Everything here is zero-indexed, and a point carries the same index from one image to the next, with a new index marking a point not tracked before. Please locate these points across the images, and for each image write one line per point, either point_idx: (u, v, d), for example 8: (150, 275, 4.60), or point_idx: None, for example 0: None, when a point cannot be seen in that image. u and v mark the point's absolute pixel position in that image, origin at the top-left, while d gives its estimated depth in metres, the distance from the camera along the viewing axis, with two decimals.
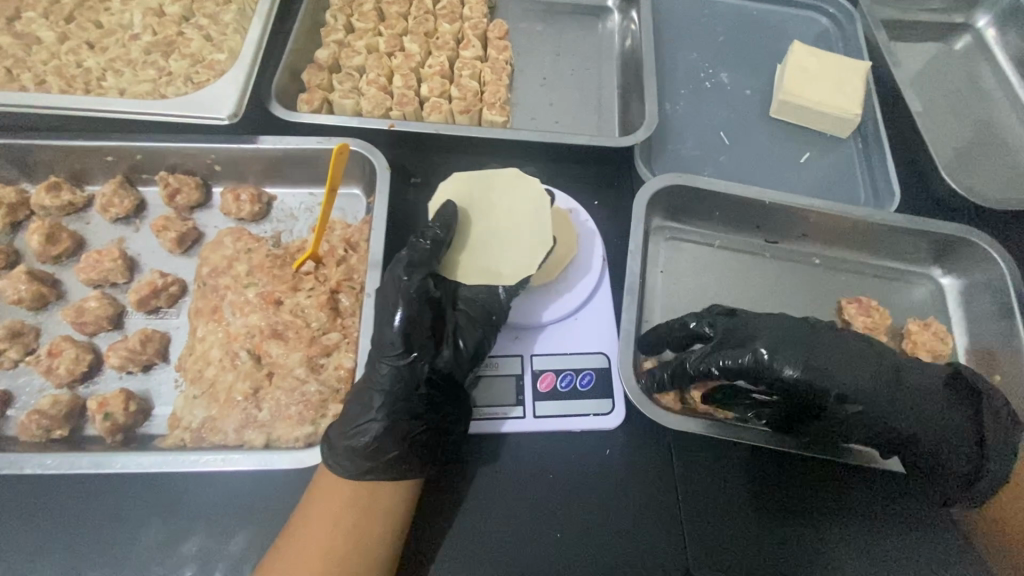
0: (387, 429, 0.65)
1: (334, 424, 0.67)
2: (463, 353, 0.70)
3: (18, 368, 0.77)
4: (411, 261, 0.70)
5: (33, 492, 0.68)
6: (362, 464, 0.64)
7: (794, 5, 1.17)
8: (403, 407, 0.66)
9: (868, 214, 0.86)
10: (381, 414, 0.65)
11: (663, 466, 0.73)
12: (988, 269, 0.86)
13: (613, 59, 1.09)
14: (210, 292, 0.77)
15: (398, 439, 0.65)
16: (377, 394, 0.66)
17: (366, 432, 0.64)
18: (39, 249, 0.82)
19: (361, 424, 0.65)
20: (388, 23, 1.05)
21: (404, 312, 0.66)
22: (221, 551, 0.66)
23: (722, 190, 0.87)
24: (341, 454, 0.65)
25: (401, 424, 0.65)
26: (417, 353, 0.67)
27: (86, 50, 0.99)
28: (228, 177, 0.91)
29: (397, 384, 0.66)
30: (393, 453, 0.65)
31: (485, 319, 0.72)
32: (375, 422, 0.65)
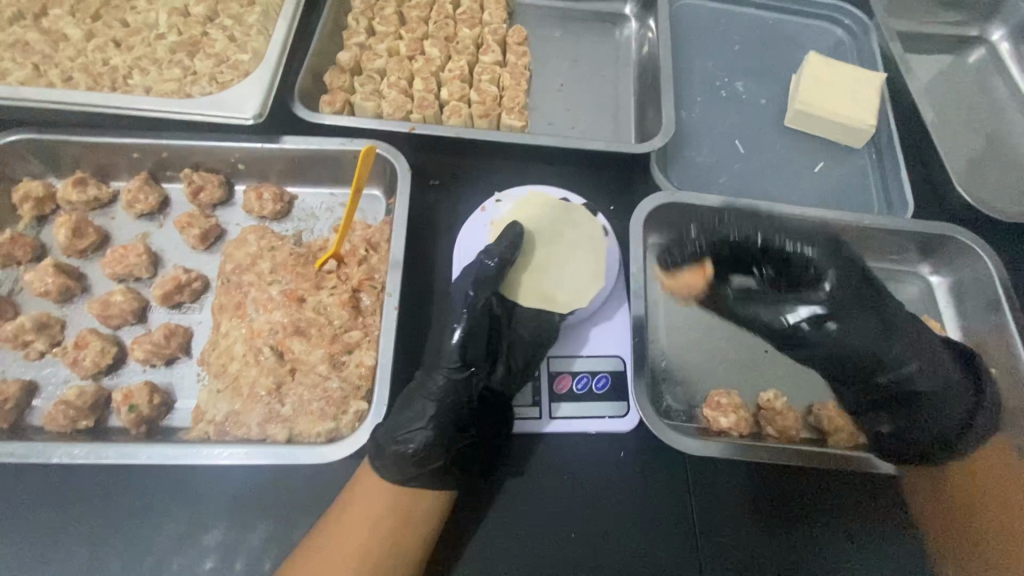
0: (438, 439, 0.67)
1: (376, 428, 0.68)
2: (514, 372, 0.74)
3: (44, 359, 0.79)
4: (479, 281, 0.74)
5: (59, 481, 0.69)
6: (410, 471, 0.66)
7: (809, 16, 1.18)
8: (452, 419, 0.69)
9: (863, 218, 0.88)
10: (432, 423, 0.67)
11: (677, 469, 0.75)
12: (975, 267, 0.88)
13: (630, 66, 1.11)
14: (234, 288, 0.78)
15: (446, 449, 0.67)
16: (431, 403, 0.68)
17: (414, 440, 0.66)
18: (66, 243, 0.84)
19: (410, 431, 0.67)
20: (409, 26, 1.06)
21: (464, 327, 0.71)
22: (243, 543, 0.67)
23: (712, 206, 0.87)
24: (386, 458, 0.66)
25: (451, 435, 0.68)
26: (474, 368, 0.71)
27: (112, 48, 1.01)
28: (251, 175, 0.93)
29: (452, 395, 0.69)
30: (438, 463, 0.67)
31: (536, 341, 0.76)
32: (424, 430, 0.67)
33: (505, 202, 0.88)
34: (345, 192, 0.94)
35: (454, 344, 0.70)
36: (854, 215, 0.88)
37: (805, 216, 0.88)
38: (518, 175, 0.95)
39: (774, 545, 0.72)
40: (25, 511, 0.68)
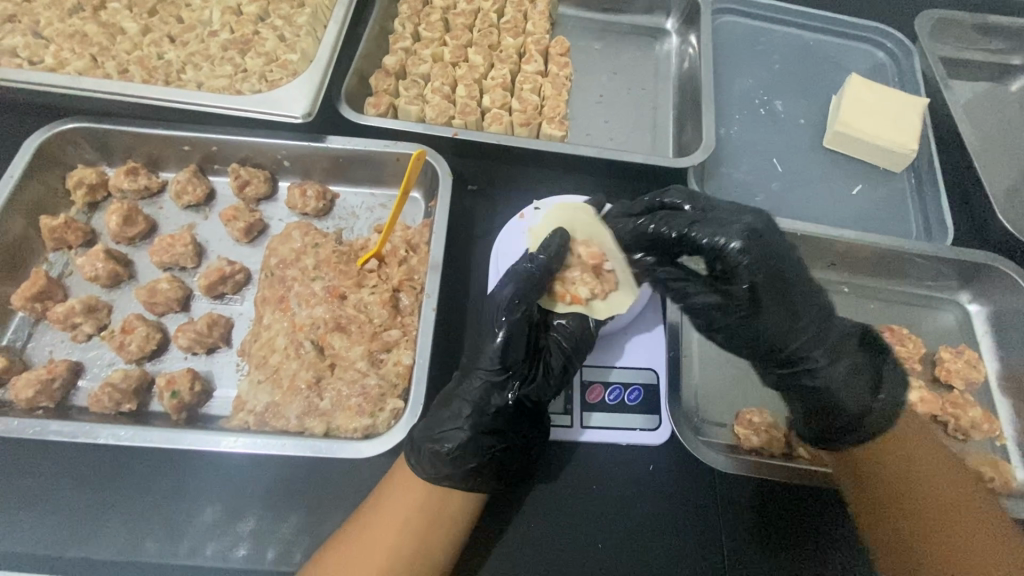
0: (471, 440, 0.67)
1: (415, 425, 0.70)
2: (553, 379, 0.72)
3: (90, 342, 0.81)
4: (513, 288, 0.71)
5: (101, 462, 0.71)
6: (444, 469, 0.66)
7: (851, 38, 1.18)
8: (488, 423, 0.68)
9: (903, 244, 0.88)
10: (468, 424, 0.68)
11: (704, 485, 0.74)
12: (1016, 300, 0.87)
13: (669, 81, 1.11)
14: (278, 283, 0.81)
15: (480, 450, 0.67)
16: (468, 405, 0.69)
17: (451, 438, 0.67)
18: (116, 230, 0.87)
19: (449, 430, 0.67)
20: (453, 33, 1.08)
21: (502, 334, 0.69)
22: (276, 532, 0.68)
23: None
24: (424, 456, 0.66)
25: (487, 438, 0.68)
26: (513, 372, 0.70)
27: (167, 43, 1.04)
28: (295, 173, 0.95)
29: (489, 398, 0.69)
30: (474, 464, 0.67)
31: (574, 348, 0.73)
32: (461, 430, 0.67)
33: (544, 210, 0.88)
34: (385, 193, 0.96)
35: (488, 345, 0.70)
36: (892, 240, 0.88)
37: (843, 237, 0.88)
38: (556, 183, 0.95)
39: (786, 557, 0.71)
40: (67, 489, 0.69)
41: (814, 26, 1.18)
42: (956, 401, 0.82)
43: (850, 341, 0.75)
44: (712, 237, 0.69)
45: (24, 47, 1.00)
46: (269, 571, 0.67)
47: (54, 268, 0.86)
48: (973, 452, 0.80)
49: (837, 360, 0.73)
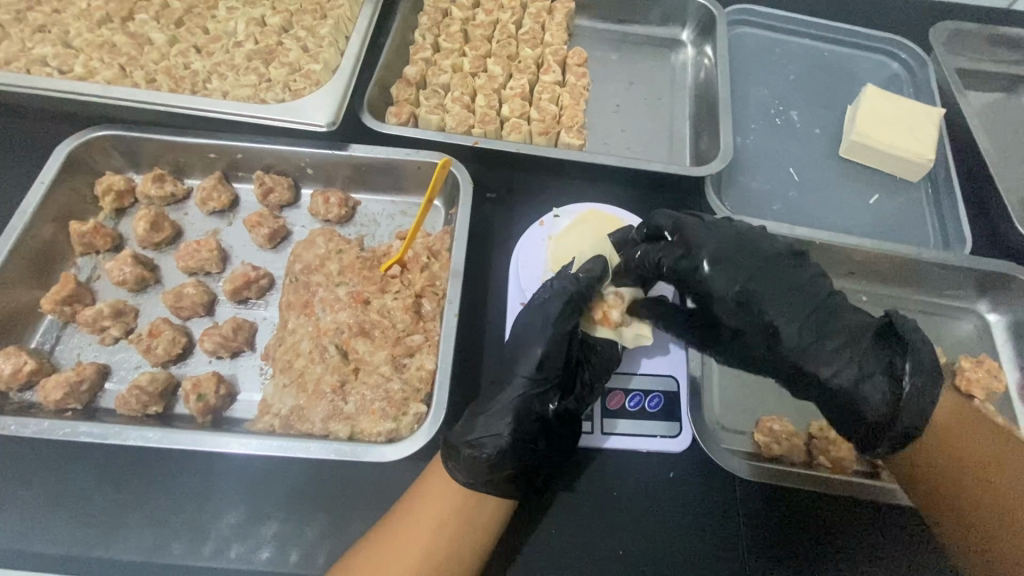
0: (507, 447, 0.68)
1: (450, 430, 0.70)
2: (587, 391, 0.73)
3: (116, 345, 0.82)
4: (591, 282, 0.75)
5: (128, 463, 0.72)
6: (482, 476, 0.67)
7: (866, 48, 1.19)
8: (526, 430, 0.68)
9: (921, 252, 0.88)
10: (508, 430, 0.68)
11: (727, 492, 0.74)
12: None
13: (685, 91, 1.13)
14: (303, 288, 0.82)
15: (518, 457, 0.67)
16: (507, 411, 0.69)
17: (490, 444, 0.67)
18: (143, 235, 0.88)
19: (489, 436, 0.67)
20: (473, 44, 1.10)
21: (547, 344, 0.71)
22: (299, 535, 0.69)
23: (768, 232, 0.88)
24: (461, 461, 0.67)
25: (524, 445, 0.68)
26: (552, 379, 0.71)
27: (193, 53, 1.06)
28: (317, 180, 0.96)
29: (529, 405, 0.69)
30: (508, 475, 0.67)
31: (608, 363, 0.75)
32: (502, 436, 0.67)
33: (563, 219, 0.89)
34: (406, 200, 0.97)
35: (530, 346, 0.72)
36: (911, 249, 0.88)
37: (862, 246, 0.88)
38: (575, 191, 0.96)
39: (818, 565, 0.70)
40: (94, 490, 0.70)
41: (830, 37, 1.19)
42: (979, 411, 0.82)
43: (857, 337, 0.68)
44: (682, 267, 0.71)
45: (55, 57, 1.02)
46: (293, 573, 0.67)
47: (82, 272, 0.88)
48: None
49: (842, 358, 0.67)
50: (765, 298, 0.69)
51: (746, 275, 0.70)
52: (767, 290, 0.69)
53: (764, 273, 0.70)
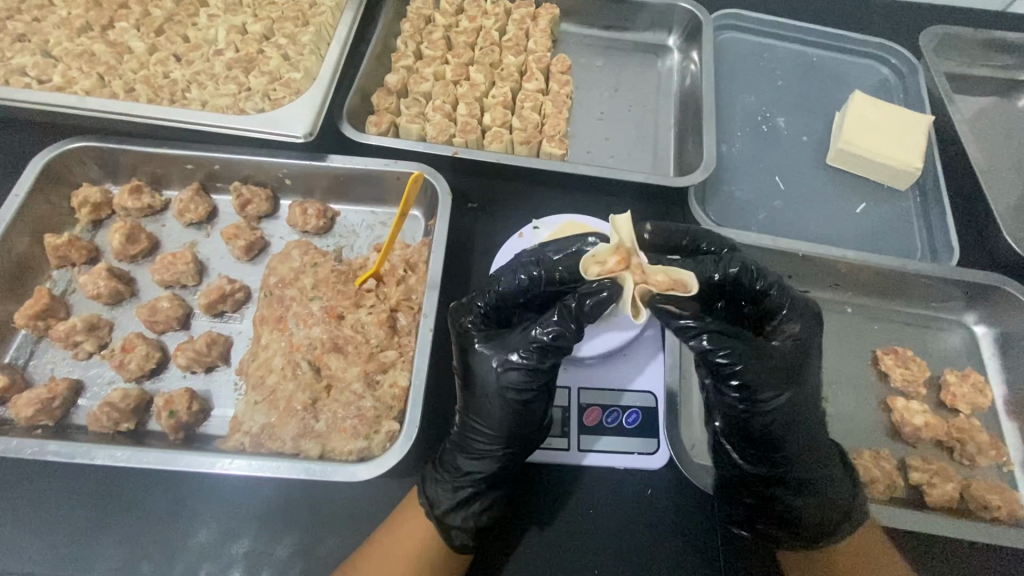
0: (479, 488, 0.68)
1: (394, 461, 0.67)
2: (523, 424, 0.68)
3: (91, 360, 0.82)
4: (564, 334, 0.64)
5: (98, 481, 0.71)
6: (455, 522, 0.66)
7: (855, 53, 1.18)
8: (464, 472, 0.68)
9: (906, 264, 0.87)
10: (453, 470, 0.68)
11: (705, 510, 0.73)
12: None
13: (670, 98, 1.11)
14: (277, 302, 0.81)
15: (461, 500, 0.67)
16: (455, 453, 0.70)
17: (438, 486, 0.68)
18: (119, 248, 0.87)
19: (441, 476, 0.69)
20: (455, 51, 1.09)
21: (479, 386, 0.69)
22: (269, 554, 0.68)
23: (750, 243, 0.87)
24: (436, 494, 0.67)
25: (466, 488, 0.67)
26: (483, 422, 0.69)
27: (173, 62, 1.05)
28: (296, 191, 0.95)
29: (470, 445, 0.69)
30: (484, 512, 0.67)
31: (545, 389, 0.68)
32: (448, 477, 0.68)
33: (543, 229, 0.88)
34: (385, 211, 0.96)
35: (498, 389, 0.67)
36: (895, 260, 0.87)
37: (846, 257, 0.87)
38: (556, 201, 0.95)
39: None
40: (64, 508, 0.70)
41: (818, 42, 1.18)
42: (963, 426, 0.81)
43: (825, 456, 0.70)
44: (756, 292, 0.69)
45: (34, 67, 1.02)
46: None
47: (57, 286, 0.87)
48: (980, 480, 0.78)
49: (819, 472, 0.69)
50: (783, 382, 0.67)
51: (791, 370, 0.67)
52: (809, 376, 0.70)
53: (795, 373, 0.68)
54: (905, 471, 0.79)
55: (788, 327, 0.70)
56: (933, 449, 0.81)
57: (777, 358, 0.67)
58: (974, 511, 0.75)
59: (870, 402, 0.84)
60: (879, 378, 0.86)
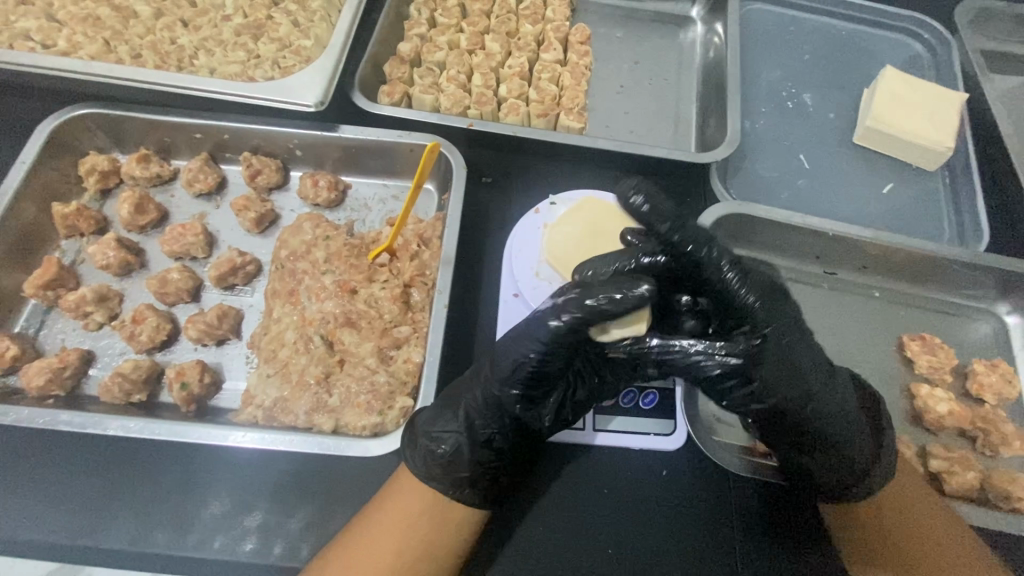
0: (463, 441, 0.64)
1: (420, 413, 0.67)
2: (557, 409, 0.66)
3: (101, 331, 0.81)
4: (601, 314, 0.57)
5: (110, 452, 0.71)
6: (461, 478, 0.64)
7: (886, 27, 1.13)
8: (481, 432, 0.64)
9: (940, 249, 0.84)
10: (464, 426, 0.65)
11: (719, 491, 0.72)
12: None
13: (692, 71, 1.07)
14: (289, 276, 0.80)
15: (473, 461, 0.64)
16: (468, 410, 0.65)
17: (447, 442, 0.64)
18: (128, 218, 0.86)
19: (446, 434, 0.64)
20: (470, 20, 1.05)
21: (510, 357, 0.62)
22: (282, 528, 0.68)
23: (778, 220, 0.84)
24: (417, 454, 0.65)
25: (478, 451, 0.65)
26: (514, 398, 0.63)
27: (180, 27, 1.02)
28: (307, 162, 0.93)
29: (485, 414, 0.64)
30: (466, 470, 0.64)
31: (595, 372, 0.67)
32: (458, 433, 0.65)
33: (560, 206, 0.86)
34: (397, 184, 0.94)
35: (508, 381, 0.62)
36: (929, 245, 0.84)
37: (877, 239, 0.84)
38: (573, 176, 0.92)
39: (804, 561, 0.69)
40: (78, 477, 0.69)
41: (847, 15, 1.13)
42: (988, 416, 0.79)
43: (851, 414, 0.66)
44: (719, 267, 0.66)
45: (37, 31, 0.99)
46: (276, 566, 0.66)
47: (66, 256, 0.86)
48: (1002, 470, 0.76)
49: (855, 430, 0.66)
50: (792, 348, 0.63)
51: (783, 325, 0.63)
52: (786, 307, 0.65)
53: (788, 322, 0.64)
54: (925, 458, 0.77)
55: (738, 274, 0.65)
56: (955, 438, 0.79)
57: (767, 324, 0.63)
58: (994, 503, 0.74)
59: (892, 387, 0.82)
60: (903, 365, 0.84)
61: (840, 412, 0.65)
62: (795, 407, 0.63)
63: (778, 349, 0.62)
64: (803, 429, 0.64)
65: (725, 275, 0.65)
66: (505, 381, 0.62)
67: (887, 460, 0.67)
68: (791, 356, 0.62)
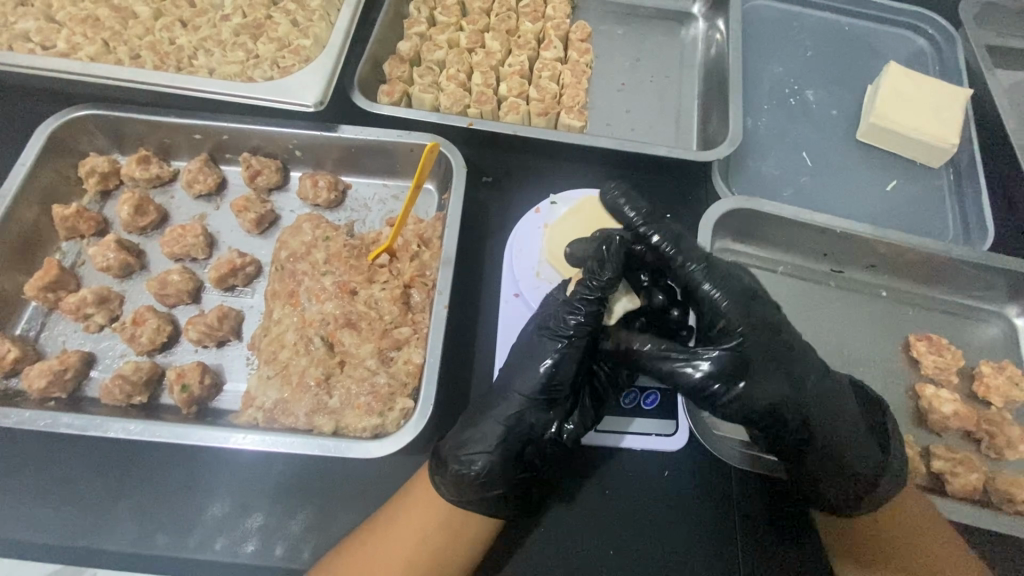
0: (496, 461, 0.64)
1: (443, 440, 0.67)
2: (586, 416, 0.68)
3: (102, 332, 0.81)
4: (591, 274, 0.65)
5: (112, 453, 0.71)
6: (493, 493, 0.65)
7: (890, 23, 1.12)
8: (513, 448, 0.65)
9: (951, 249, 0.83)
10: (498, 446, 0.65)
11: (723, 492, 0.71)
12: None
13: (694, 68, 1.07)
14: (289, 276, 0.79)
15: (507, 477, 0.65)
16: (501, 430, 0.65)
17: (479, 463, 0.64)
18: (128, 220, 0.86)
19: (478, 457, 0.64)
20: (470, 18, 1.05)
21: (539, 360, 0.66)
22: (283, 530, 0.68)
23: (786, 216, 0.84)
24: (448, 479, 0.64)
25: (511, 466, 0.65)
26: (543, 405, 0.67)
27: (179, 28, 1.01)
28: (306, 162, 0.93)
29: (517, 426, 0.66)
30: (498, 488, 0.65)
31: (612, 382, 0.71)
32: (491, 453, 0.64)
33: (561, 206, 0.85)
34: (397, 183, 0.93)
35: (537, 383, 0.66)
36: (941, 245, 0.83)
37: (887, 238, 0.83)
38: (573, 174, 0.92)
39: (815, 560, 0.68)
40: (79, 480, 0.70)
41: (851, 11, 1.12)
42: (993, 418, 0.78)
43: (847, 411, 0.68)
44: (705, 272, 0.67)
45: (36, 32, 0.99)
46: (277, 568, 0.66)
47: (66, 258, 0.86)
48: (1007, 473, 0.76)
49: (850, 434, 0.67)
50: (776, 348, 0.65)
51: (767, 327, 0.66)
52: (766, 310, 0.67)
53: (768, 322, 0.66)
54: (928, 459, 0.77)
55: (713, 278, 0.67)
56: (959, 440, 0.79)
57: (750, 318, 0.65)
58: (997, 506, 0.73)
59: (897, 387, 0.82)
60: (909, 365, 0.83)
61: (829, 410, 0.67)
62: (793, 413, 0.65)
63: (760, 345, 0.65)
64: (797, 437, 0.66)
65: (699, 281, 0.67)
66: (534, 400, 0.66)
67: (895, 464, 0.68)
68: (767, 350, 0.65)
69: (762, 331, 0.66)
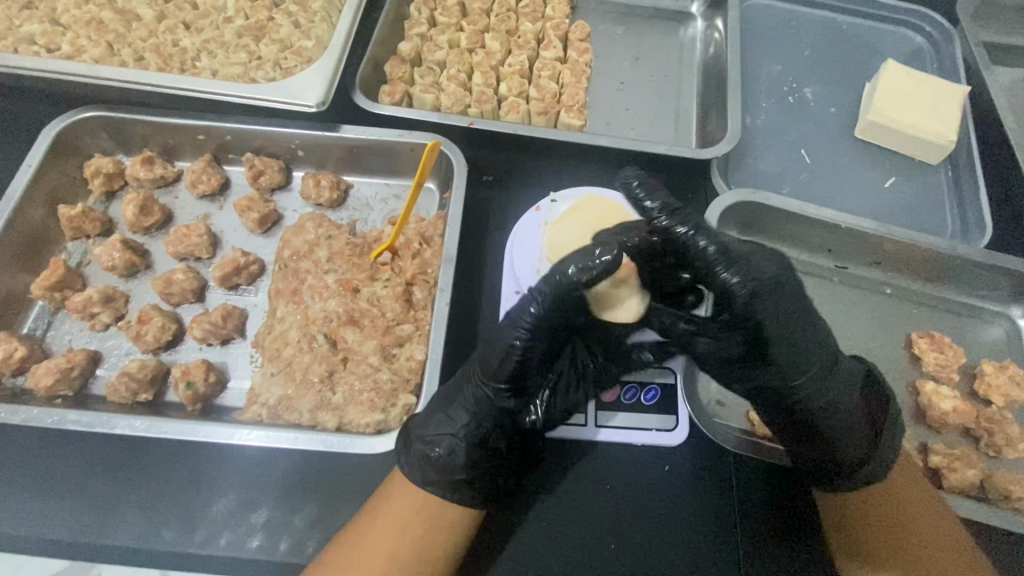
0: (457, 442, 0.65)
1: (410, 418, 0.69)
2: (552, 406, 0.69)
3: (108, 331, 0.82)
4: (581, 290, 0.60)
5: (118, 449, 0.72)
6: (455, 476, 0.65)
7: (887, 21, 1.13)
8: (477, 431, 0.66)
9: (956, 247, 0.84)
10: (461, 428, 0.66)
11: (725, 486, 0.72)
12: None
13: (693, 67, 1.07)
14: (292, 275, 0.80)
15: (470, 460, 0.65)
16: (467, 412, 0.66)
17: (442, 444, 0.65)
18: (133, 220, 0.87)
19: (440, 436, 0.66)
20: (470, 18, 1.06)
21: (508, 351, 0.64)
22: (287, 525, 0.68)
23: (791, 210, 0.84)
24: (414, 460, 0.66)
25: (476, 449, 0.66)
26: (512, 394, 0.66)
27: (182, 30, 1.02)
28: (309, 162, 0.93)
29: (482, 408, 0.66)
30: (462, 472, 0.65)
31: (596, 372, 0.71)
32: (453, 435, 0.65)
33: (561, 203, 0.86)
34: (399, 183, 0.94)
35: (501, 371, 0.65)
36: (945, 243, 0.84)
37: (891, 234, 0.84)
38: (573, 172, 0.93)
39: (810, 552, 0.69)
40: (85, 476, 0.70)
41: (848, 9, 1.13)
42: (992, 415, 0.79)
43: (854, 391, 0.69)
44: (721, 262, 0.64)
45: (42, 34, 1.00)
46: (281, 562, 0.67)
47: (72, 257, 0.87)
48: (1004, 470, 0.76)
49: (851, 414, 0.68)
50: (788, 331, 0.65)
51: (784, 311, 0.65)
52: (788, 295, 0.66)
53: (784, 308, 0.65)
54: (926, 455, 0.77)
55: (732, 266, 0.64)
56: (957, 436, 0.79)
57: (763, 306, 0.64)
58: (994, 501, 0.74)
59: (897, 384, 0.82)
60: (910, 362, 0.84)
61: (830, 386, 0.68)
62: (791, 389, 0.67)
63: (771, 329, 0.65)
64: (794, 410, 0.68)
65: (715, 268, 0.64)
66: (495, 381, 0.65)
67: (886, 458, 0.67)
68: (778, 333, 0.65)
69: (774, 318, 0.65)
